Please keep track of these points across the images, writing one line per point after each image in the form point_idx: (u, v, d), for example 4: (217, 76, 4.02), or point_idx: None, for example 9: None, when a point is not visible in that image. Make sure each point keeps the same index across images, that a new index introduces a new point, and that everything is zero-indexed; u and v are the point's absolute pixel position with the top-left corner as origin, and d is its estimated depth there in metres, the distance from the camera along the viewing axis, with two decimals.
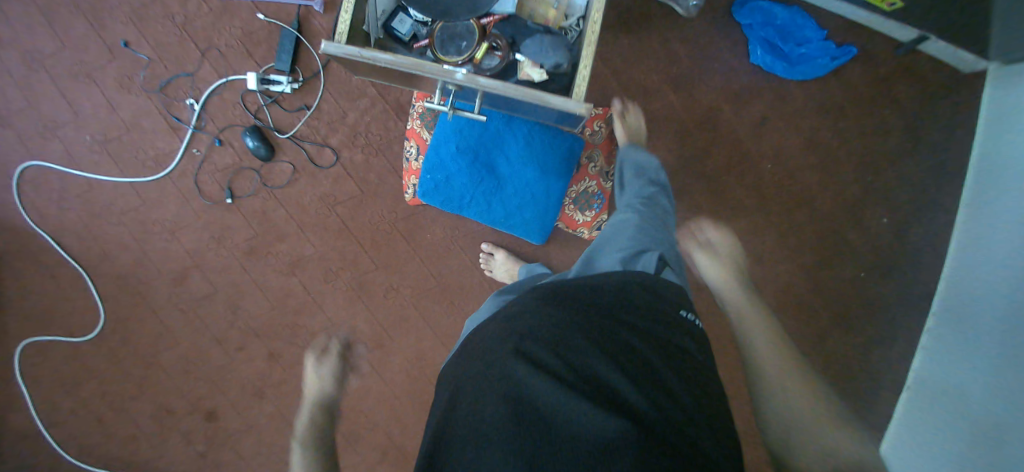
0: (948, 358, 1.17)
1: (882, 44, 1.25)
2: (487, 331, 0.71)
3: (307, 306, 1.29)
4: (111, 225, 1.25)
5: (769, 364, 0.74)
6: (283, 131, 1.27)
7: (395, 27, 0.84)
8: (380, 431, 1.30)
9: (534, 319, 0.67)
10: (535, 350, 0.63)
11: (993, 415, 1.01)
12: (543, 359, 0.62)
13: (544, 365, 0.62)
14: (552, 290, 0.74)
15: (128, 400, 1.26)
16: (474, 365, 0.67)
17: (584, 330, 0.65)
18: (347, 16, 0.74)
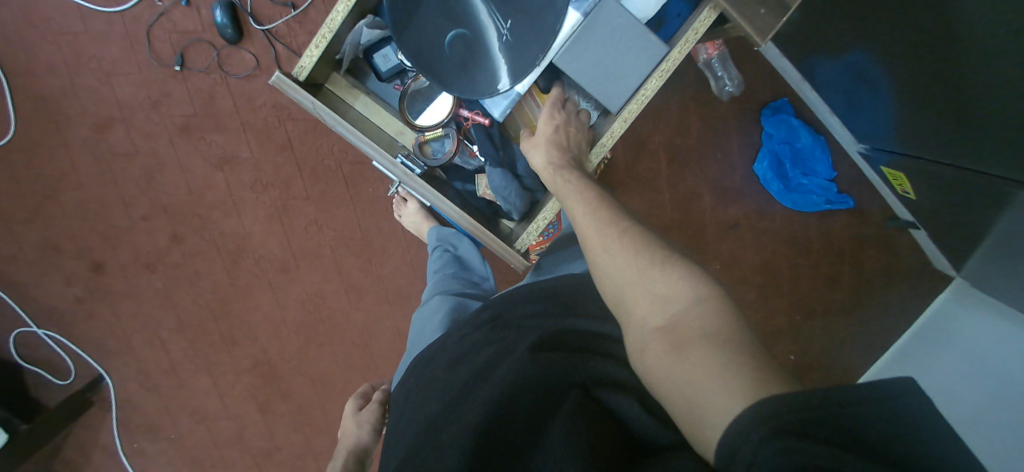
0: (925, 356, 1.16)
1: (877, 206, 1.24)
2: (419, 392, 0.69)
3: (224, 205, 1.24)
4: (46, 42, 1.17)
5: (642, 318, 0.55)
6: (260, 22, 1.16)
7: (375, 58, 0.86)
8: (258, 345, 1.31)
9: (472, 342, 0.69)
10: (473, 367, 0.65)
11: (980, 409, 0.97)
12: (479, 374, 0.63)
13: (479, 378, 0.63)
14: (506, 302, 0.74)
15: (18, 221, 1.24)
16: (417, 407, 0.66)
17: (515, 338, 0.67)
18: (316, 52, 0.77)
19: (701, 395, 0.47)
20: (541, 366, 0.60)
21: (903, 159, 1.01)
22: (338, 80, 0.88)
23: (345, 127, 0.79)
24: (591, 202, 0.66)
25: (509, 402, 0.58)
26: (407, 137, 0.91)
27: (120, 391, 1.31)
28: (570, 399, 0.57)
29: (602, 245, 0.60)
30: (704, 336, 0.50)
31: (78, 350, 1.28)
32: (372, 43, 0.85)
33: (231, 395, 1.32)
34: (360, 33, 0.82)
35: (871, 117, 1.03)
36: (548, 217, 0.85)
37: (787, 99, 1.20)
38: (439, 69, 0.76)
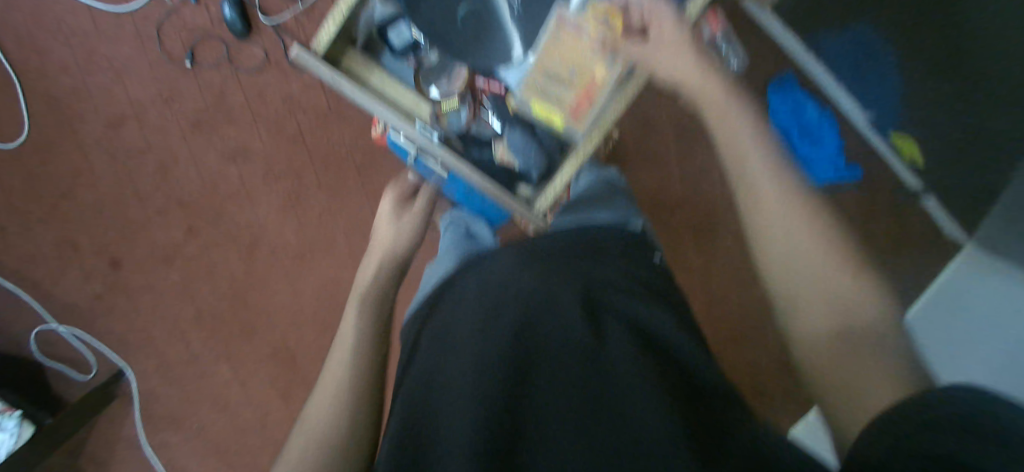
0: (932, 306, 1.11)
1: (874, 176, 1.28)
2: (452, 336, 0.64)
3: (238, 197, 1.26)
4: (56, 42, 1.19)
5: (813, 301, 0.59)
6: (267, 15, 1.18)
7: (390, 35, 0.91)
8: (276, 333, 1.33)
9: (519, 293, 0.65)
10: (525, 320, 0.61)
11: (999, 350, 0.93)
12: (534, 333, 0.60)
13: (532, 336, 0.59)
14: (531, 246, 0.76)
15: (35, 221, 1.26)
16: (454, 353, 0.61)
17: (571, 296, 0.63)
18: (334, 28, 0.80)
19: (868, 390, 0.54)
20: (585, 304, 0.63)
21: None
22: (354, 58, 0.87)
23: (366, 100, 0.81)
24: (792, 193, 0.64)
25: (569, 362, 0.55)
26: (423, 109, 0.92)
27: (143, 384, 1.34)
28: (612, 331, 0.60)
29: (829, 249, 0.61)
30: (874, 345, 0.56)
31: (100, 345, 1.31)
32: (385, 20, 0.89)
33: (252, 383, 1.35)
34: (374, 9, 0.87)
35: None
36: (564, 180, 0.93)
37: (792, 73, 1.22)
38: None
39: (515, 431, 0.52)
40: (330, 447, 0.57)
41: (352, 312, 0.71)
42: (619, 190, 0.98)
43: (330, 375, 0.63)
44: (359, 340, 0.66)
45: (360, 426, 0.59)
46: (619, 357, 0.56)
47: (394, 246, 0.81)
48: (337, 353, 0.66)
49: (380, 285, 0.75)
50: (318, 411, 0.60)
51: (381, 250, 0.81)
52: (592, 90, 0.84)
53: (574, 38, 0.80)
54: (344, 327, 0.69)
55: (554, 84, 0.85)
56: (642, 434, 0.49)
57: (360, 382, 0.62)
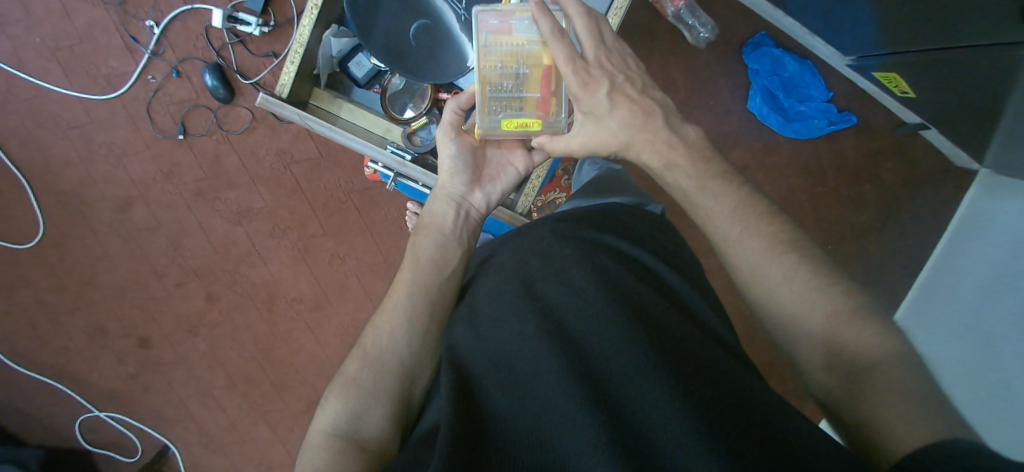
0: (959, 267, 1.14)
1: (884, 117, 1.22)
2: (495, 328, 0.62)
3: (249, 257, 1.28)
4: (58, 139, 1.25)
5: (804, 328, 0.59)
6: (246, 76, 1.21)
7: (351, 67, 0.89)
8: (307, 386, 1.33)
9: (564, 283, 0.63)
10: (573, 315, 0.60)
11: (1000, 319, 0.97)
12: (585, 325, 0.58)
13: (584, 330, 0.58)
14: (559, 217, 0.76)
15: (63, 313, 1.31)
16: (503, 349, 0.60)
17: (620, 286, 0.62)
18: (293, 68, 0.80)
19: (888, 421, 0.50)
20: (629, 283, 0.63)
21: (895, 59, 1.01)
22: (320, 95, 0.89)
23: (332, 131, 0.82)
24: (765, 254, 0.62)
25: (623, 351, 0.54)
26: (395, 133, 0.90)
27: (187, 456, 1.35)
28: (658, 309, 0.61)
29: (819, 302, 0.58)
30: (887, 374, 0.53)
31: (141, 424, 1.34)
32: (344, 53, 0.88)
33: (292, 440, 1.34)
34: (329, 43, 0.85)
35: (850, 27, 1.04)
36: (542, 175, 0.95)
37: (764, 32, 1.20)
38: (413, 63, 0.80)
39: (560, 399, 0.51)
40: (373, 398, 0.64)
41: (414, 248, 0.76)
42: (621, 178, 0.94)
43: (373, 333, 0.69)
44: (410, 302, 0.70)
45: (398, 378, 0.66)
46: (664, 335, 0.56)
47: (456, 185, 0.78)
48: (388, 303, 0.72)
49: (444, 228, 0.77)
50: (362, 362, 0.67)
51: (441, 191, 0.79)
52: (549, 82, 0.74)
53: (501, 29, 0.72)
54: (403, 269, 0.74)
55: (508, 91, 0.74)
56: (696, 410, 0.48)
57: (407, 342, 0.68)
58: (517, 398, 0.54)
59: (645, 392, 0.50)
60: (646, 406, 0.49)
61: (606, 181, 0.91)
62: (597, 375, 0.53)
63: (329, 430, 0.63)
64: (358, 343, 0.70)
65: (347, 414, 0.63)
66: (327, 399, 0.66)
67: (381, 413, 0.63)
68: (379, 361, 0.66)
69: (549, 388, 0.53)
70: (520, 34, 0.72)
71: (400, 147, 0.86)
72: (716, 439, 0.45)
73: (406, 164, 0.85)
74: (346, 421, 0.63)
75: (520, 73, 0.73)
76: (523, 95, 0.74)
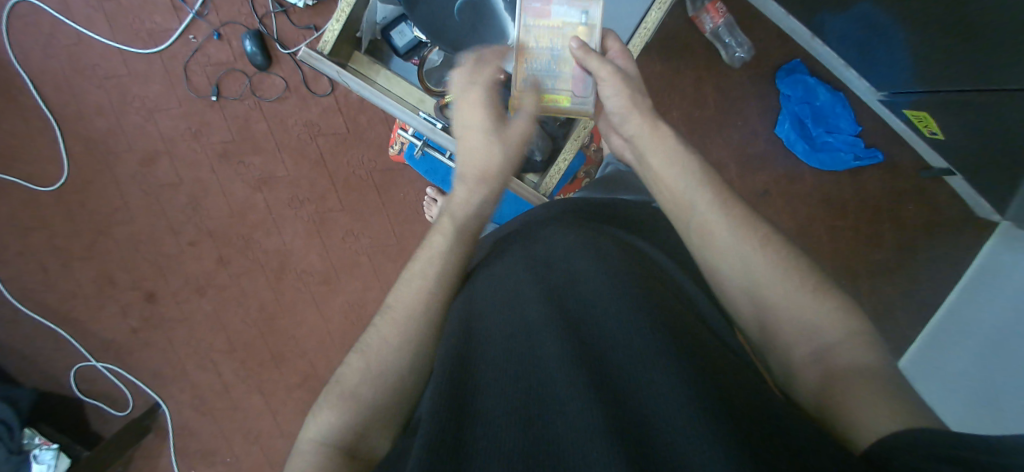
0: (972, 313, 1.13)
1: (910, 158, 1.22)
2: (497, 310, 0.62)
3: (265, 224, 1.29)
4: (94, 87, 1.27)
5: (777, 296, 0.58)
6: (286, 46, 1.23)
7: (392, 35, 0.92)
8: (305, 359, 1.32)
9: (572, 273, 0.63)
10: (577, 305, 0.59)
11: (1009, 368, 0.96)
12: (588, 315, 0.58)
13: (588, 319, 0.57)
14: (568, 212, 0.75)
15: (74, 260, 1.32)
16: (504, 329, 0.59)
17: (631, 276, 0.61)
18: (338, 25, 0.82)
19: (857, 410, 0.48)
20: (642, 277, 0.62)
21: (926, 98, 1.01)
22: (360, 59, 0.91)
23: (367, 90, 0.85)
24: (738, 227, 0.62)
25: (628, 340, 0.53)
26: (428, 104, 0.92)
27: (177, 417, 1.35)
28: (668, 300, 0.59)
29: (789, 276, 0.58)
30: (857, 373, 0.51)
31: (135, 378, 1.34)
32: (388, 21, 0.92)
33: (283, 413, 1.33)
34: (375, 9, 0.88)
35: (887, 62, 1.04)
36: (569, 158, 0.94)
37: (799, 60, 1.21)
38: (455, 37, 0.82)
39: (557, 381, 0.50)
40: (375, 413, 0.59)
41: (438, 254, 0.69)
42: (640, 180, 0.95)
43: (377, 340, 0.62)
44: (427, 318, 0.64)
45: (401, 391, 0.61)
46: (674, 323, 0.55)
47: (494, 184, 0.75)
48: (396, 310, 0.65)
49: (473, 239, 0.72)
50: (362, 375, 0.60)
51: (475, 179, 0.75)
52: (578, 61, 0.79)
53: (542, 13, 0.78)
54: (419, 275, 0.67)
55: (544, 68, 0.79)
56: (699, 396, 0.46)
57: (413, 352, 0.62)
58: (513, 373, 0.54)
59: (650, 380, 0.49)
60: (650, 391, 0.48)
61: (623, 180, 0.93)
62: (599, 361, 0.52)
63: (322, 439, 0.57)
64: (357, 347, 0.63)
65: (344, 425, 0.58)
66: (319, 406, 0.60)
67: (379, 426, 0.59)
68: (381, 375, 0.60)
69: (548, 369, 0.52)
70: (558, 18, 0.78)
71: (432, 116, 0.88)
72: (718, 423, 0.43)
73: (434, 131, 0.88)
74: (344, 433, 0.58)
75: (555, 53, 0.79)
76: (557, 73, 0.79)
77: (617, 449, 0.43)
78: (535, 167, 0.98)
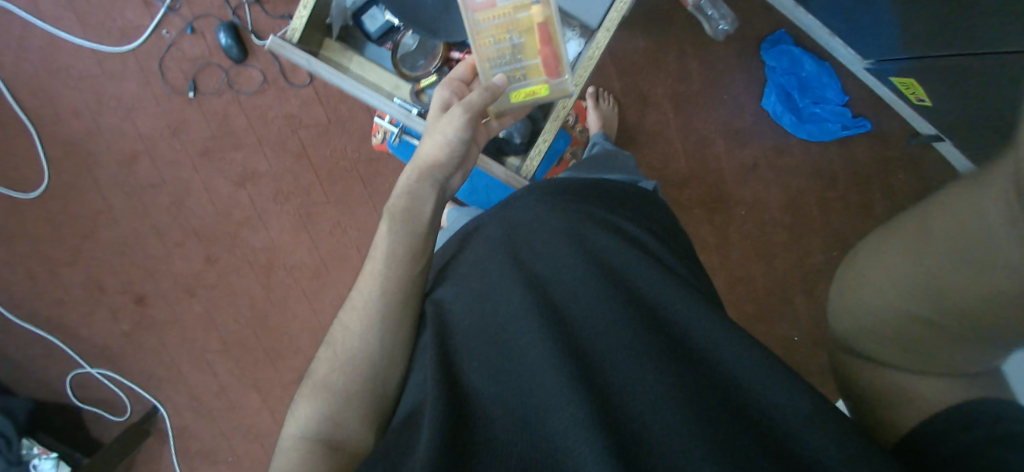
0: None
1: (898, 125, 1.21)
2: (481, 303, 0.62)
3: (251, 220, 1.27)
4: (68, 89, 1.24)
5: None
6: (261, 37, 1.20)
7: (364, 20, 0.89)
8: (300, 353, 1.32)
9: (553, 262, 0.63)
10: (561, 298, 0.60)
11: None
12: (573, 308, 0.59)
13: (572, 313, 0.58)
14: (547, 190, 0.74)
15: (61, 265, 1.30)
16: (489, 325, 0.59)
17: (610, 270, 0.62)
18: (306, 13, 0.80)
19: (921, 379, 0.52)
20: (620, 265, 0.63)
21: (912, 64, 1.00)
22: (331, 46, 0.90)
23: (339, 78, 0.83)
24: None
25: (614, 339, 0.55)
26: (404, 89, 0.91)
27: (174, 418, 1.34)
28: (646, 287, 0.61)
29: None
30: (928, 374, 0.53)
31: (129, 381, 1.33)
32: (358, 5, 0.88)
33: (281, 410, 1.33)
34: None
35: (872, 30, 1.03)
36: (549, 139, 0.92)
37: (784, 30, 1.19)
38: (427, 20, 0.81)
39: (548, 383, 0.52)
40: (344, 400, 0.60)
41: (384, 235, 0.69)
42: (622, 159, 0.94)
43: (343, 332, 0.64)
44: (382, 298, 0.64)
45: (371, 377, 0.62)
46: (653, 323, 0.57)
47: (443, 169, 0.74)
48: (357, 299, 0.66)
49: (422, 220, 0.71)
50: (332, 364, 0.63)
51: (415, 168, 0.73)
52: (545, 40, 0.74)
53: (488, 7, 0.73)
54: (372, 259, 0.68)
55: (509, 62, 0.76)
56: (684, 403, 0.49)
57: (379, 339, 0.63)
58: (503, 372, 0.55)
59: (638, 382, 0.52)
60: (636, 392, 0.51)
61: (606, 160, 0.92)
62: (588, 360, 0.54)
63: (303, 434, 0.60)
64: (326, 340, 0.66)
65: (322, 418, 0.60)
66: (298, 402, 0.62)
67: (356, 415, 0.60)
68: (350, 363, 0.62)
69: (538, 370, 0.53)
70: (508, 6, 0.73)
71: (407, 102, 0.88)
72: (703, 430, 0.48)
73: (411, 117, 0.86)
74: (323, 425, 0.60)
75: (515, 44, 0.75)
76: (524, 64, 0.76)
77: (616, 455, 0.45)
78: (516, 149, 0.98)
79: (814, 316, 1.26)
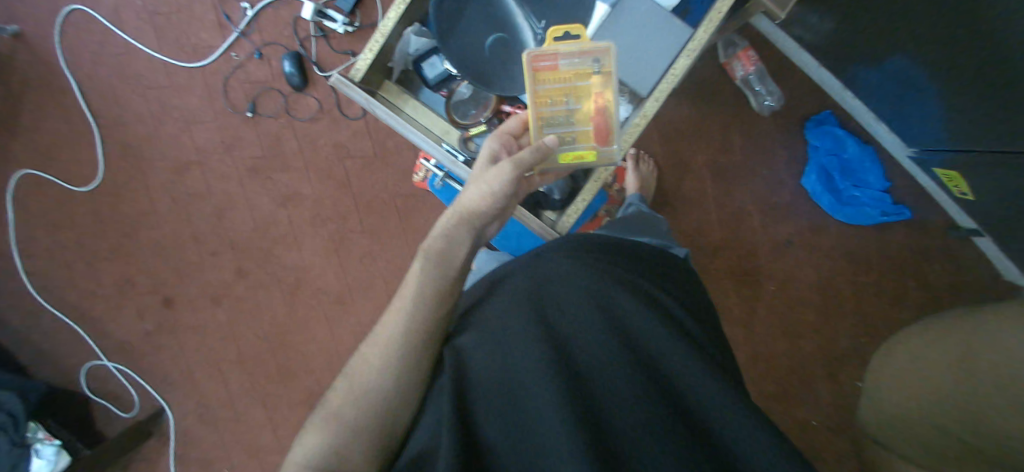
0: None
1: (940, 219, 1.19)
2: (501, 354, 0.62)
3: (286, 239, 1.30)
4: (136, 96, 1.32)
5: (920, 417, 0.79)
6: (323, 69, 1.26)
7: (423, 67, 0.93)
8: (313, 377, 1.32)
9: (578, 321, 0.63)
10: (582, 361, 0.60)
11: None
12: (593, 374, 0.59)
13: (593, 379, 0.58)
14: (581, 242, 0.72)
15: (100, 260, 1.35)
16: (508, 380, 0.59)
17: (634, 337, 0.62)
18: (370, 55, 0.84)
19: None
20: (643, 333, 0.62)
21: (957, 156, 1.00)
22: (390, 88, 0.94)
23: (392, 119, 0.87)
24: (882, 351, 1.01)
25: (632, 413, 0.56)
26: (453, 136, 0.93)
27: (181, 425, 1.35)
28: (667, 358, 0.61)
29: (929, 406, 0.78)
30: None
31: (144, 382, 1.34)
32: (421, 52, 0.93)
33: (285, 430, 1.32)
34: (409, 41, 0.90)
35: (919, 120, 1.03)
36: (587, 199, 0.93)
37: (830, 111, 1.21)
38: (483, 73, 0.84)
39: (565, 454, 0.52)
40: (354, 435, 0.60)
41: (416, 274, 0.69)
42: (658, 224, 0.94)
43: (362, 364, 0.65)
44: (406, 337, 0.65)
45: (382, 415, 0.62)
46: (671, 400, 0.58)
47: (481, 217, 0.74)
48: (381, 334, 0.66)
49: (454, 265, 0.70)
50: (347, 396, 0.62)
51: (455, 213, 0.74)
52: (599, 108, 0.77)
53: (551, 70, 0.75)
54: (401, 297, 0.68)
55: (562, 124, 0.78)
56: None
57: (397, 376, 0.63)
58: (520, 433, 0.56)
59: (653, 463, 0.52)
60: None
61: (641, 224, 0.92)
62: (605, 432, 0.54)
63: (306, 463, 0.59)
64: (344, 371, 0.65)
65: (328, 449, 0.59)
66: (307, 429, 0.62)
67: (364, 452, 0.60)
68: (364, 398, 0.62)
69: (555, 437, 0.53)
70: (570, 70, 0.75)
71: (454, 148, 0.90)
72: None
73: (456, 164, 0.88)
74: (328, 456, 0.59)
75: (571, 108, 0.77)
76: (575, 128, 0.78)
77: None
78: (553, 204, 1.00)
79: (838, 403, 1.22)
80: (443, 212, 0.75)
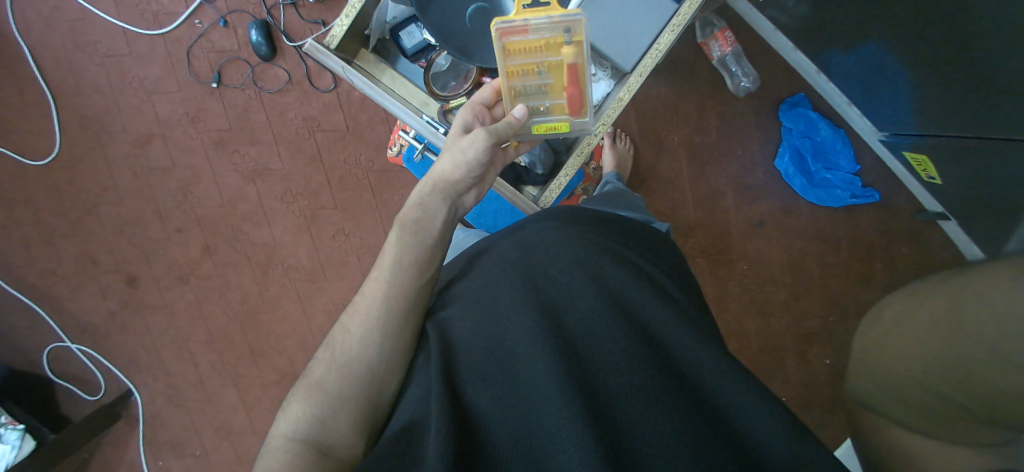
0: None
1: (906, 201, 1.22)
2: (489, 324, 0.61)
3: (255, 216, 1.27)
4: (93, 64, 1.25)
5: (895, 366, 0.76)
6: (293, 39, 1.22)
7: (401, 36, 0.90)
8: (285, 356, 1.30)
9: (567, 288, 0.62)
10: (572, 324, 0.59)
11: None
12: (584, 336, 0.57)
13: (583, 341, 0.57)
14: (566, 214, 0.72)
15: (58, 236, 1.29)
16: (497, 346, 0.58)
17: (624, 301, 0.61)
18: (347, 21, 0.81)
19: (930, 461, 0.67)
20: (633, 297, 0.61)
21: (928, 141, 1.02)
22: (366, 57, 0.92)
23: (371, 89, 0.85)
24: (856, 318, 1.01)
25: (624, 370, 0.54)
26: (431, 108, 0.93)
27: (148, 406, 1.31)
28: (658, 322, 0.59)
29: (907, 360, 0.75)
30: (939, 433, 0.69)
31: (108, 363, 1.31)
32: (398, 21, 0.90)
33: (256, 410, 1.30)
34: (386, 8, 0.87)
35: (891, 104, 1.05)
36: (570, 173, 0.92)
37: (803, 94, 1.22)
38: (464, 43, 0.81)
39: (554, 412, 0.50)
40: (337, 403, 0.59)
41: (393, 243, 0.70)
42: (637, 200, 0.94)
43: (344, 334, 0.64)
44: (387, 305, 0.65)
45: (367, 384, 0.61)
46: (663, 359, 0.56)
47: (459, 184, 0.74)
48: (361, 303, 0.66)
49: (433, 231, 0.71)
50: (329, 366, 0.62)
51: (431, 183, 0.74)
52: (572, 80, 0.74)
53: (519, 42, 0.71)
54: (381, 266, 0.68)
55: (534, 96, 0.77)
56: (694, 444, 0.48)
57: (379, 344, 0.63)
58: (510, 400, 0.54)
59: (647, 418, 0.50)
60: (644, 427, 0.50)
61: (620, 199, 0.92)
62: (596, 390, 0.52)
63: (292, 434, 0.58)
64: (327, 342, 0.65)
65: (313, 419, 0.59)
66: (291, 401, 0.61)
67: (349, 420, 0.59)
68: (347, 366, 0.61)
69: (544, 396, 0.52)
70: (540, 42, 0.71)
71: (434, 120, 0.88)
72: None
73: (437, 135, 0.88)
74: (313, 426, 0.58)
75: (543, 79, 0.75)
76: (550, 100, 0.77)
77: None
78: (535, 179, 0.99)
79: (805, 378, 1.25)
80: (420, 182, 0.75)
